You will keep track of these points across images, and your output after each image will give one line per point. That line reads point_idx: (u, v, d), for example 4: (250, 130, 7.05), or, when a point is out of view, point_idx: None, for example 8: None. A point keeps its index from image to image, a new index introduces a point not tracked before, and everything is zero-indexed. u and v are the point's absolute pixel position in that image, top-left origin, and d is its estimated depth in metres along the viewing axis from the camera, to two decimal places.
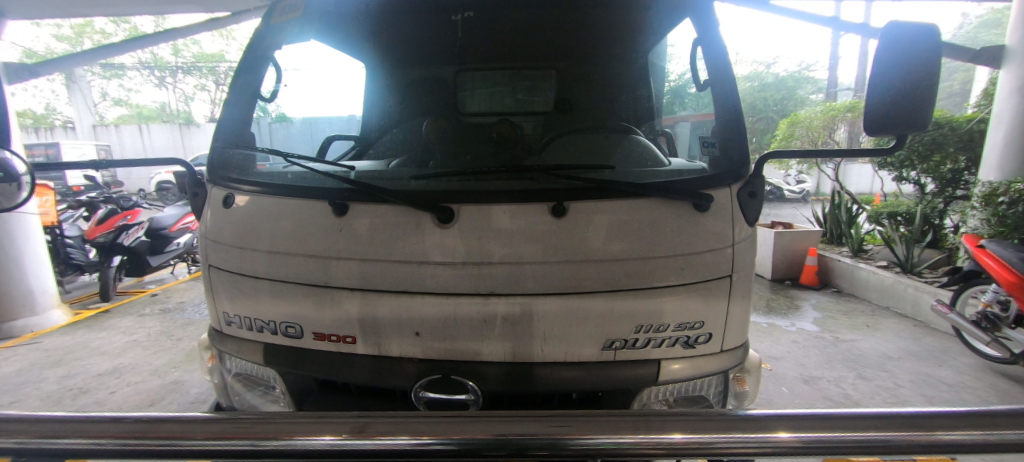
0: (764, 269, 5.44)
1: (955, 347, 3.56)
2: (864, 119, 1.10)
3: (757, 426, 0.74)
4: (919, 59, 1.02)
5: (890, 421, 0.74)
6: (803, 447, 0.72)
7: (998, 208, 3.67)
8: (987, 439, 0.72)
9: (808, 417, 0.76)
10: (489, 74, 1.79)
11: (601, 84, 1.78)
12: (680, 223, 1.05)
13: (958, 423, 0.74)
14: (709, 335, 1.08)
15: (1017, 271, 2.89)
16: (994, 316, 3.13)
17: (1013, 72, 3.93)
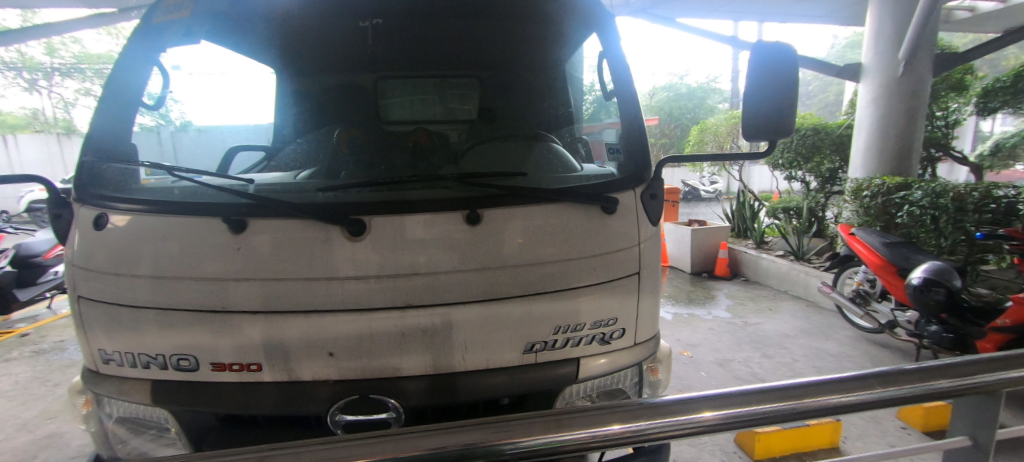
0: (683, 264, 5.88)
1: (838, 321, 4.11)
2: (744, 125, 1.23)
3: (679, 409, 0.81)
4: (781, 74, 1.18)
5: (778, 394, 0.85)
6: (720, 424, 0.80)
7: (863, 200, 4.32)
8: (841, 401, 0.86)
9: (723, 396, 0.84)
10: (403, 85, 1.69)
11: (523, 93, 1.74)
12: (589, 226, 1.10)
13: (831, 390, 0.86)
14: (622, 330, 1.14)
15: (880, 254, 3.43)
16: (865, 293, 3.66)
17: (870, 84, 4.63)
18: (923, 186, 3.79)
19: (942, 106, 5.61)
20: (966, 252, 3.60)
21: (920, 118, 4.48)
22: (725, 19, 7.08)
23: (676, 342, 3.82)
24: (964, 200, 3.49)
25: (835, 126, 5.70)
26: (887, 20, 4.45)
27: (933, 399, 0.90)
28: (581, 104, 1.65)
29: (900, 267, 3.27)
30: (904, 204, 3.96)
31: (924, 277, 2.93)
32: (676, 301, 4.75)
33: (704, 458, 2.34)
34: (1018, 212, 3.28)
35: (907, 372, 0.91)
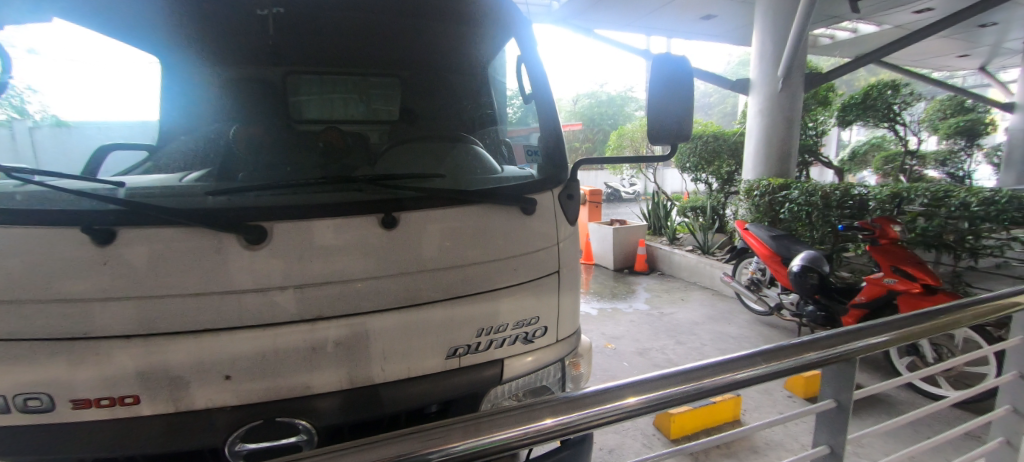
0: (606, 261, 6.20)
1: (738, 307, 4.59)
2: (649, 130, 1.32)
3: (606, 398, 0.84)
4: (679, 85, 1.29)
5: (688, 376, 0.92)
6: (641, 409, 0.85)
7: (754, 199, 4.89)
8: (734, 378, 0.95)
9: (641, 383, 0.88)
10: (316, 82, 1.54)
11: (447, 94, 1.68)
12: (510, 227, 1.11)
13: (730, 368, 0.96)
14: (544, 328, 1.17)
15: (770, 247, 3.87)
16: (757, 281, 4.11)
17: (758, 97, 5.22)
18: (800, 186, 4.39)
19: (812, 119, 6.51)
20: (832, 242, 4.17)
21: (797, 127, 5.16)
22: (637, 32, 7.59)
23: (600, 335, 4.00)
24: (829, 198, 4.09)
25: (731, 134, 6.38)
26: (769, 41, 5.06)
27: (808, 370, 1.03)
28: (504, 108, 1.65)
29: (784, 257, 3.73)
30: (785, 202, 4.55)
31: (802, 264, 3.41)
32: (600, 297, 4.99)
33: (627, 443, 2.48)
34: (868, 208, 3.88)
35: (786, 348, 1.03)
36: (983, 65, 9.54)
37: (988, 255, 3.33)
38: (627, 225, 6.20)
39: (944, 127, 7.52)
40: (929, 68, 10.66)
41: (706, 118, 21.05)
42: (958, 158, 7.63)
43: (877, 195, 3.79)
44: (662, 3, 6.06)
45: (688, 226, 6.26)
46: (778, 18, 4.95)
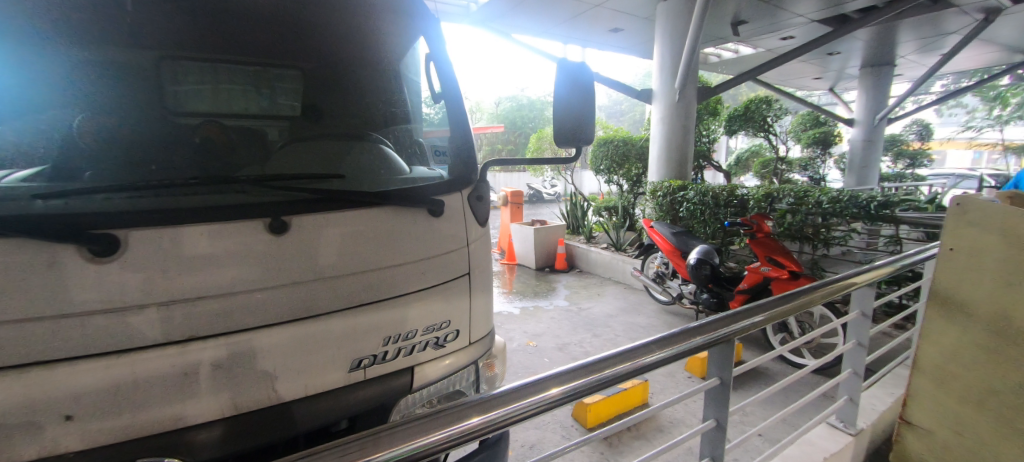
0: (528, 261, 6.34)
1: (646, 298, 4.96)
2: (556, 133, 1.38)
3: (531, 390, 0.86)
4: (582, 89, 1.36)
5: (601, 365, 0.96)
6: (563, 399, 0.88)
7: (658, 199, 5.34)
8: (635, 366, 1.01)
9: (560, 375, 0.91)
10: (198, 71, 1.26)
11: (353, 92, 1.53)
12: (416, 229, 1.08)
13: (633, 356, 1.02)
14: (455, 332, 1.16)
15: (672, 243, 4.24)
16: (662, 274, 4.48)
17: (660, 105, 5.69)
18: (695, 187, 4.88)
19: (705, 128, 7.24)
20: (721, 236, 4.68)
21: (692, 135, 5.71)
22: (553, 40, 7.86)
23: (523, 333, 4.07)
24: (718, 197, 4.59)
25: (639, 139, 6.88)
26: (667, 56, 5.54)
27: (696, 352, 1.14)
28: (419, 108, 1.63)
29: (684, 251, 4.10)
30: (684, 201, 5.02)
31: (698, 256, 3.78)
32: (522, 296, 5.08)
33: (548, 437, 2.54)
34: (748, 206, 4.43)
35: (677, 334, 1.13)
36: (832, 86, 11.37)
37: (836, 244, 3.96)
38: (547, 225, 6.39)
39: (806, 138, 8.85)
40: (794, 88, 12.46)
41: (619, 124, 22.60)
42: (815, 164, 9.03)
43: (755, 194, 4.32)
44: (574, 14, 6.34)
45: (603, 225, 6.63)
46: (675, 34, 5.43)
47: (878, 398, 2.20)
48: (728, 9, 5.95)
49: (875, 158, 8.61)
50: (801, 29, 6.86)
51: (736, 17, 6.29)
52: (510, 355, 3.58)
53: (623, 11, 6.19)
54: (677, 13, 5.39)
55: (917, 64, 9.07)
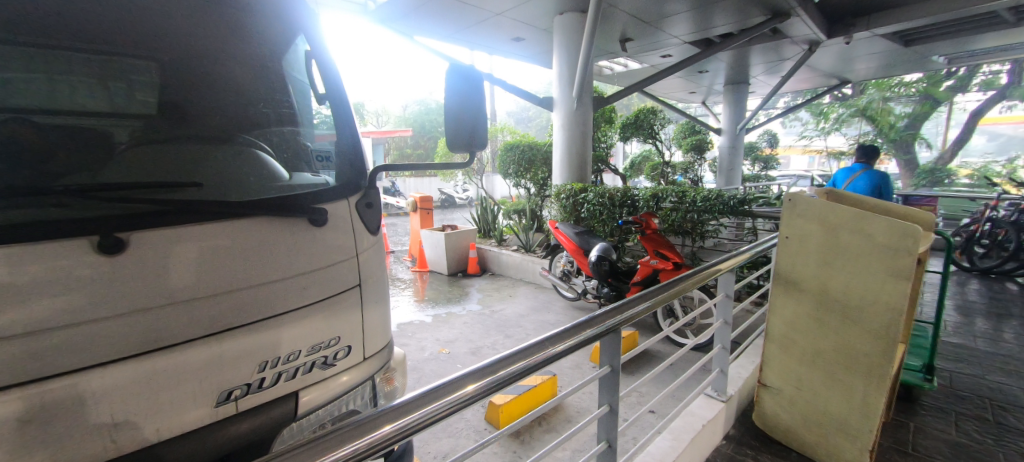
0: (440, 267, 6.23)
1: (555, 296, 5.17)
2: (448, 139, 1.41)
3: (446, 390, 0.89)
4: (474, 96, 1.42)
5: (507, 361, 1.02)
6: (478, 395, 0.93)
7: (562, 200, 5.64)
8: (528, 363, 1.07)
9: (472, 374, 0.95)
10: (27, 56, 1.00)
11: (224, 88, 1.27)
12: (296, 240, 1.02)
13: (531, 354, 1.08)
14: (347, 348, 1.11)
15: (575, 242, 4.49)
16: (568, 271, 4.73)
17: (560, 112, 5.97)
18: (594, 190, 5.23)
19: (602, 135, 7.80)
20: (618, 234, 5.08)
21: (590, 142, 6.10)
22: (456, 45, 7.85)
23: (435, 341, 3.98)
24: (614, 198, 4.99)
25: (543, 144, 7.16)
26: (564, 66, 5.85)
27: (585, 344, 1.25)
28: (307, 111, 1.50)
29: (586, 249, 4.37)
30: (586, 202, 5.35)
31: (599, 253, 4.05)
32: (434, 303, 4.96)
33: (461, 444, 2.51)
34: (639, 206, 4.87)
35: (571, 328, 1.23)
36: (705, 100, 12.98)
37: (710, 237, 4.53)
38: (458, 230, 6.34)
39: (685, 144, 9.98)
40: (675, 101, 14.01)
41: (526, 131, 23.48)
42: (694, 167, 10.22)
43: (644, 194, 4.77)
44: (477, 20, 6.39)
45: (512, 228, 6.77)
46: (570, 47, 5.78)
47: (743, 367, 2.56)
48: (617, 26, 6.47)
49: (739, 162, 10.00)
50: (676, 49, 7.72)
51: (623, 34, 6.87)
52: (422, 365, 3.48)
53: (523, 22, 6.40)
54: (571, 29, 5.74)
55: (765, 84, 10.75)
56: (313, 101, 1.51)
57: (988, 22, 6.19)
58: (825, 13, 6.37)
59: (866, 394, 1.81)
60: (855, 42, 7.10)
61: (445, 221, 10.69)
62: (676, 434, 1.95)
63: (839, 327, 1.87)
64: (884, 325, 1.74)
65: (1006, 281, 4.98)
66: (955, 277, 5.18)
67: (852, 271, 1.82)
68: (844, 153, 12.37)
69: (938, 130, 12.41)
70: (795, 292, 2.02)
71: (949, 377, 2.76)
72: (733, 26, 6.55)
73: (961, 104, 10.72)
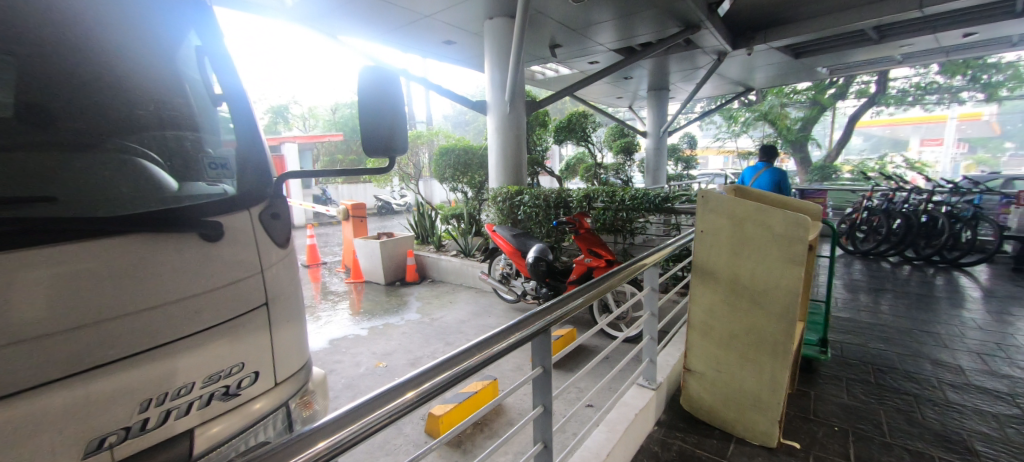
0: (376, 277, 5.97)
1: (495, 299, 5.16)
2: (365, 142, 1.37)
3: (383, 401, 0.90)
4: (392, 98, 1.37)
5: (438, 370, 1.04)
6: (415, 402, 0.95)
7: (499, 203, 5.67)
8: (452, 374, 1.06)
9: (407, 383, 0.96)
10: None
11: (103, 85, 1.11)
12: (189, 259, 0.96)
13: (462, 359, 1.10)
14: (254, 374, 1.07)
15: (513, 244, 4.53)
16: (507, 274, 4.76)
17: (493, 117, 5.98)
18: (529, 192, 5.33)
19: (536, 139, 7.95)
20: (555, 234, 5.20)
21: (525, 145, 6.16)
22: (384, 46, 7.58)
23: (372, 354, 3.80)
24: (549, 199, 5.12)
25: (478, 148, 7.13)
26: (495, 71, 5.87)
27: (517, 345, 1.27)
28: (206, 112, 1.34)
29: (523, 251, 4.43)
30: (522, 204, 5.42)
31: (536, 254, 4.12)
32: (371, 315, 4.75)
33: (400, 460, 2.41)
34: (573, 206, 5.02)
35: (501, 330, 1.25)
36: (631, 105, 13.72)
37: (639, 233, 4.77)
38: (394, 237, 6.12)
39: (615, 146, 10.44)
40: (604, 105, 14.66)
41: (463, 135, 23.37)
42: (624, 168, 10.75)
43: (577, 195, 4.93)
44: (405, 22, 6.22)
45: (450, 233, 6.65)
46: (500, 52, 5.81)
47: (669, 354, 2.73)
48: (546, 32, 6.62)
49: (662, 162, 10.68)
50: (602, 56, 8.07)
51: (552, 40, 7.03)
52: (357, 382, 3.30)
53: (453, 25, 6.33)
54: (500, 34, 5.78)
55: (682, 90, 11.57)
56: (208, 101, 1.36)
57: (858, 39, 7.15)
58: (730, 26, 6.99)
59: (774, 369, 1.98)
60: (756, 54, 7.88)
61: (381, 229, 10.30)
62: (611, 426, 2.01)
63: (749, 311, 2.04)
64: (785, 306, 1.92)
65: (881, 260, 5.77)
66: (843, 259, 5.90)
67: (756, 258, 1.99)
68: (751, 153, 13.69)
69: (826, 131, 14.14)
70: (711, 283, 2.17)
71: (840, 348, 3.12)
72: (653, 36, 6.97)
73: (842, 109, 12.31)
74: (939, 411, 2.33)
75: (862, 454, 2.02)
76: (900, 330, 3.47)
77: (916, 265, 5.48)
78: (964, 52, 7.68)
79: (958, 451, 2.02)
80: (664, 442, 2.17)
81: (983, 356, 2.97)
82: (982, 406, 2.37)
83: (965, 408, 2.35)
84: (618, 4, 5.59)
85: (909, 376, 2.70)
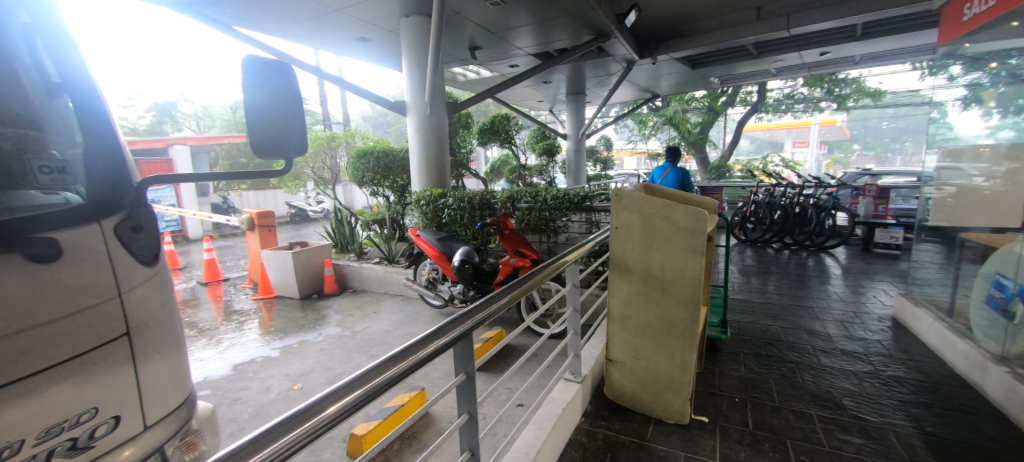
0: (290, 290, 5.49)
1: (421, 305, 5.00)
2: (253, 142, 1.25)
3: (299, 421, 0.83)
4: (286, 99, 1.30)
5: (358, 384, 0.96)
6: (338, 415, 0.89)
7: (422, 207, 5.50)
8: (368, 390, 0.97)
9: (326, 397, 0.89)
10: None
11: None
12: (17, 285, 0.84)
13: (387, 367, 1.04)
14: (116, 417, 0.94)
15: (438, 248, 4.43)
16: (433, 279, 4.64)
17: (413, 118, 5.79)
18: (453, 195, 5.25)
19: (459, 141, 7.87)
20: (481, 236, 5.17)
21: (447, 147, 6.05)
22: (288, 41, 7.00)
23: (285, 376, 3.47)
24: (474, 201, 5.09)
25: (399, 150, 6.86)
26: (413, 71, 5.69)
27: (441, 350, 1.22)
28: (42, 102, 1.10)
29: (449, 255, 4.35)
30: (446, 206, 5.32)
31: (461, 258, 4.06)
32: (284, 333, 4.35)
33: None
34: (497, 208, 5.04)
35: (427, 336, 1.20)
36: (551, 108, 14.17)
37: (562, 231, 4.91)
38: (309, 247, 5.67)
39: (538, 148, 10.67)
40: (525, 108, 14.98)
41: (385, 138, 22.54)
42: (547, 169, 11.08)
43: (501, 196, 4.96)
44: (313, 15, 5.79)
45: (372, 240, 6.33)
46: (417, 51, 5.64)
47: (593, 346, 2.83)
48: (465, 34, 6.56)
49: (581, 163, 11.16)
50: (522, 60, 8.21)
51: (471, 42, 7.00)
52: (268, 409, 2.99)
53: (367, 22, 6.03)
54: (417, 32, 5.62)
55: (597, 95, 12.18)
56: (43, 90, 1.11)
57: (742, 53, 8.04)
58: (637, 36, 7.47)
59: (684, 352, 2.13)
60: (660, 63, 8.53)
61: (296, 239, 9.53)
62: (539, 423, 2.01)
63: (660, 300, 2.17)
64: (691, 293, 2.07)
65: (768, 247, 6.55)
66: (738, 248, 6.61)
67: (665, 251, 2.13)
68: (660, 154, 14.83)
69: (720, 134, 15.78)
70: (626, 275, 2.28)
71: (738, 327, 3.46)
72: (568, 42, 7.23)
73: (733, 115, 13.79)
74: (815, 375, 2.67)
75: (758, 420, 2.24)
76: (785, 306, 3.95)
77: (796, 250, 6.30)
78: (822, 67, 8.99)
79: (830, 407, 2.32)
80: (590, 432, 2.23)
81: (846, 324, 3.48)
82: (846, 366, 2.77)
83: (834, 370, 2.72)
84: (534, 9, 5.70)
85: (792, 347, 3.07)
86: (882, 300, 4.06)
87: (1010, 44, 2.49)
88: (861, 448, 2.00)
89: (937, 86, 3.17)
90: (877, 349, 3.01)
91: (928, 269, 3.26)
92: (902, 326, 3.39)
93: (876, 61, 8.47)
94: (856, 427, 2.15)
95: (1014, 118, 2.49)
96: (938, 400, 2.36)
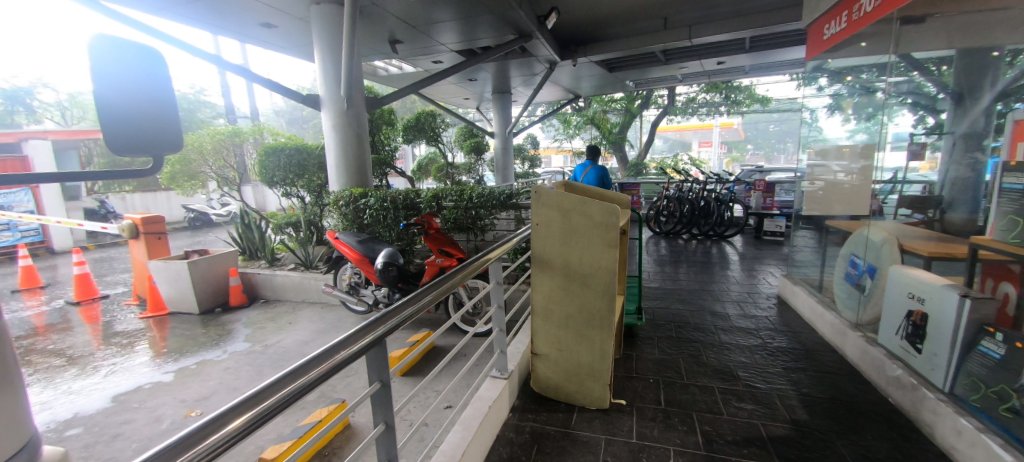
0: (187, 305, 4.87)
1: (343, 312, 4.71)
2: (110, 138, 1.08)
3: (189, 444, 0.73)
4: (148, 95, 1.16)
5: (265, 396, 0.87)
6: (241, 431, 0.80)
7: (340, 208, 5.18)
8: (276, 403, 0.89)
9: (225, 414, 0.80)
10: None
11: None
12: None
13: (299, 375, 0.96)
14: None
15: (359, 251, 4.21)
16: (354, 284, 4.40)
17: (328, 113, 5.43)
18: (375, 194, 5.02)
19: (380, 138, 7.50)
20: (405, 237, 5.00)
21: (367, 145, 5.76)
22: (177, 23, 6.18)
23: (180, 402, 3.07)
24: (397, 201, 4.91)
25: (313, 147, 6.38)
26: (327, 63, 5.33)
27: (359, 355, 1.15)
28: None
29: (371, 257, 4.15)
30: (367, 207, 5.05)
31: (384, 260, 3.89)
32: (180, 353, 3.85)
33: None
34: (421, 207, 4.91)
35: (343, 341, 1.12)
36: (477, 106, 14.11)
37: (489, 230, 4.90)
38: (209, 255, 5.07)
39: (465, 146, 10.57)
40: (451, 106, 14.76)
41: (299, 134, 20.91)
42: (475, 167, 11.02)
43: (425, 196, 4.83)
44: None
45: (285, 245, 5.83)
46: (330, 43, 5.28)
47: (519, 340, 2.86)
48: (384, 26, 6.27)
49: (508, 161, 11.26)
50: (444, 56, 8.04)
51: (391, 35, 6.71)
52: (159, 442, 2.63)
53: (272, 6, 5.53)
54: (330, 22, 5.25)
55: (522, 94, 12.36)
56: None
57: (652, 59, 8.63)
58: (558, 37, 7.68)
59: (603, 340, 2.24)
60: (580, 65, 8.86)
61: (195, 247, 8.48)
62: (465, 423, 1.99)
63: (579, 293, 2.26)
64: (607, 284, 2.18)
65: (680, 238, 7.10)
66: (655, 240, 7.08)
67: (582, 246, 2.21)
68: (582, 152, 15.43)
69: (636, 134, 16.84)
70: (548, 271, 2.33)
71: (652, 313, 3.72)
72: (491, 40, 7.22)
73: (646, 116, 14.76)
74: (716, 352, 2.96)
75: (669, 397, 2.43)
76: (693, 292, 4.32)
77: (703, 239, 6.91)
78: (719, 75, 9.96)
79: (728, 380, 2.58)
80: (518, 426, 2.26)
81: (742, 304, 3.90)
82: (741, 342, 3.10)
83: (732, 346, 3.03)
84: (457, 5, 5.61)
85: (696, 328, 3.37)
86: (772, 281, 4.59)
87: (863, 60, 2.97)
88: (753, 413, 2.25)
89: (809, 95, 3.66)
90: (765, 324, 3.41)
91: (805, 251, 3.75)
92: (786, 302, 3.87)
93: (762, 71, 9.57)
94: (748, 394, 2.42)
95: (866, 122, 2.97)
96: (812, 365, 2.72)
